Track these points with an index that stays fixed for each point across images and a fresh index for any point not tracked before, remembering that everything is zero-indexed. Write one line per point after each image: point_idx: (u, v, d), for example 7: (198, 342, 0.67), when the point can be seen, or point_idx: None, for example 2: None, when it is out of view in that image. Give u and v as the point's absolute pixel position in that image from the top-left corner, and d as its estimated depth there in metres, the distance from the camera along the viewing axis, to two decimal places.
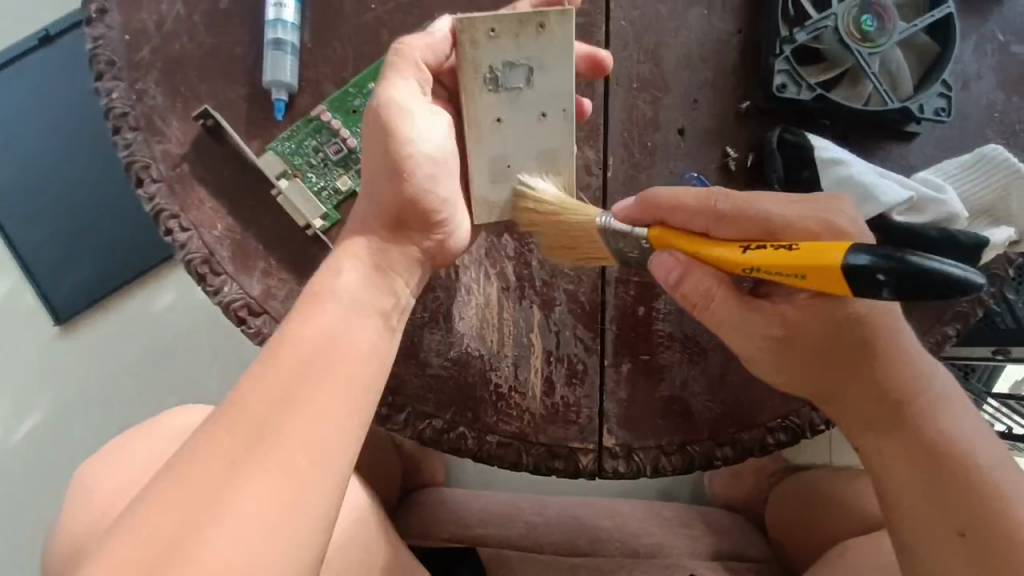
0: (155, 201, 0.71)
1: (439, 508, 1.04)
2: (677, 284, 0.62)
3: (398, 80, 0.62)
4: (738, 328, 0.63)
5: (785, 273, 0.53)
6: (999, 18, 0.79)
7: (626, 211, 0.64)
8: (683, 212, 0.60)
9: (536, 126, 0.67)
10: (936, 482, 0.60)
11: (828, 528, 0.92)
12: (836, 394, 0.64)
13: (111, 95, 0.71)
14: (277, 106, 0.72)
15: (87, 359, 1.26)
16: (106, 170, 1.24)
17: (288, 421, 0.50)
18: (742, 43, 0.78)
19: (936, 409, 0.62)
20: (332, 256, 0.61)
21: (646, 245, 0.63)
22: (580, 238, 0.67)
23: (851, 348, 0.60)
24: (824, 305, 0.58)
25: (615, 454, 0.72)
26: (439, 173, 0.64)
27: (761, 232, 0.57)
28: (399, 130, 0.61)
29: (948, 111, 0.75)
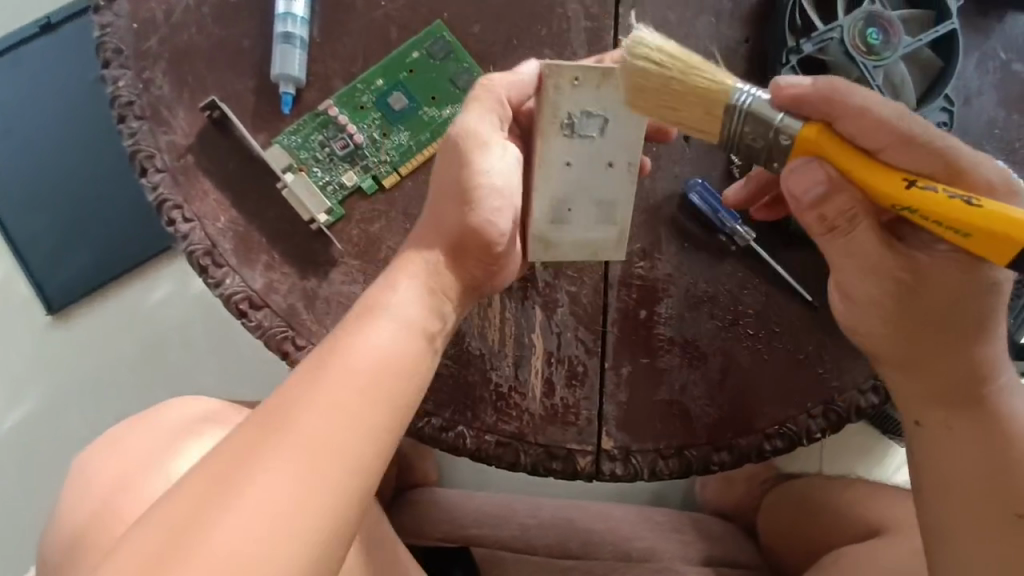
0: (159, 190, 0.70)
1: (431, 508, 1.02)
2: (812, 205, 0.56)
3: (478, 113, 0.62)
4: (863, 268, 0.59)
5: (952, 225, 0.50)
6: (1001, 35, 0.80)
7: (792, 92, 0.55)
8: (851, 121, 0.54)
9: (602, 174, 0.68)
10: (999, 468, 0.62)
11: (821, 536, 0.93)
12: (932, 364, 0.63)
13: (117, 83, 0.72)
14: (285, 99, 0.72)
15: (78, 349, 1.25)
16: (104, 158, 1.23)
17: (306, 422, 0.50)
18: (749, 53, 0.78)
19: (1007, 396, 0.64)
20: (392, 269, 0.61)
21: (784, 141, 0.56)
22: (695, 101, 0.56)
23: (958, 315, 0.60)
24: (965, 267, 0.57)
25: (613, 456, 0.72)
26: (505, 207, 0.63)
27: (938, 167, 0.53)
28: (471, 160, 0.61)
29: (950, 125, 0.76)
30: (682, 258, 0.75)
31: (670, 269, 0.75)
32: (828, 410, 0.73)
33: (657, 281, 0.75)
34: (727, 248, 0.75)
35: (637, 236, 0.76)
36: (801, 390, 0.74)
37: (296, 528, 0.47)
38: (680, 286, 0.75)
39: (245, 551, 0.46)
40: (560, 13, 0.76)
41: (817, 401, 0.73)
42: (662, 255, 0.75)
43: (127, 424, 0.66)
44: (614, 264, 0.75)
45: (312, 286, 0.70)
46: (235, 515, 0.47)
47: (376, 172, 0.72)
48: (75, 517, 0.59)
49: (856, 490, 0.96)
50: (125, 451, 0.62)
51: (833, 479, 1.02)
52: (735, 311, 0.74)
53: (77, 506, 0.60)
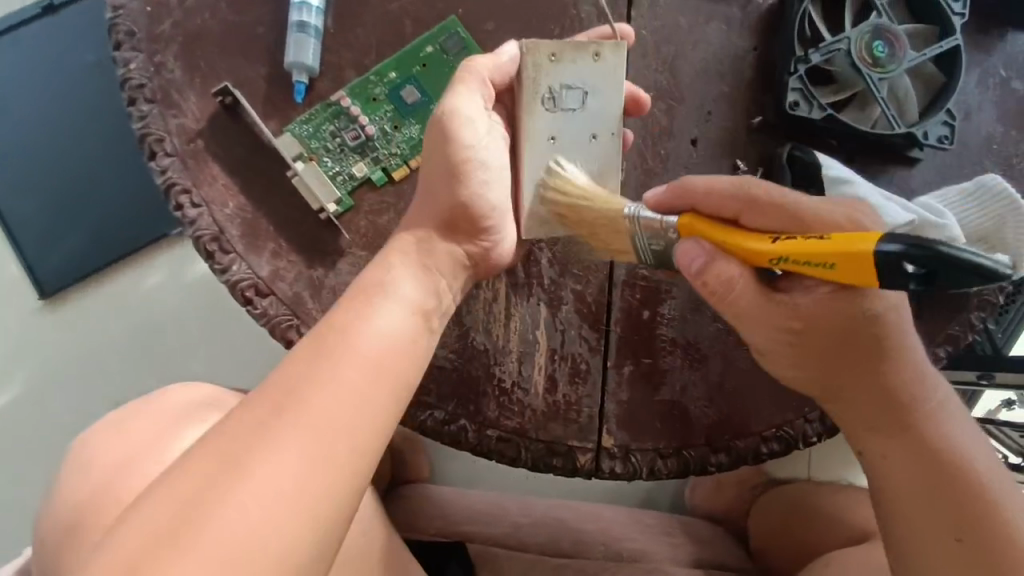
0: (167, 174, 0.70)
1: (424, 503, 1.03)
2: (700, 275, 0.59)
3: (463, 89, 0.64)
4: (758, 321, 0.61)
5: (813, 261, 0.52)
6: (1001, 53, 0.82)
7: (658, 199, 0.63)
8: (712, 203, 0.60)
9: (586, 147, 0.68)
10: (938, 491, 0.60)
11: (813, 539, 0.94)
12: (843, 393, 0.63)
13: (129, 66, 0.71)
14: (298, 88, 0.72)
15: (70, 335, 1.23)
16: (102, 142, 1.21)
17: (311, 401, 0.50)
18: (757, 61, 0.79)
19: (937, 416, 0.62)
20: (386, 249, 0.62)
21: (672, 234, 0.62)
22: (604, 226, 0.65)
23: (861, 344, 0.60)
24: (849, 298, 0.57)
25: (613, 455, 0.73)
26: (492, 180, 0.65)
27: (790, 224, 0.56)
28: (458, 136, 0.62)
29: (950, 139, 0.77)
30: None
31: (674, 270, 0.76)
32: (825, 415, 0.74)
33: (661, 281, 0.75)
34: None
35: None
36: (799, 394, 0.74)
37: (303, 508, 0.47)
38: (684, 288, 0.75)
39: (252, 531, 0.45)
40: (573, 13, 0.76)
41: (815, 405, 0.74)
42: None
43: (130, 407, 0.67)
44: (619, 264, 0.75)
45: (318, 275, 0.70)
46: (242, 495, 0.45)
47: (386, 164, 0.72)
48: (77, 496, 0.60)
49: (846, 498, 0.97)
50: (130, 433, 0.63)
51: (823, 485, 1.03)
52: None
53: (80, 486, 0.61)
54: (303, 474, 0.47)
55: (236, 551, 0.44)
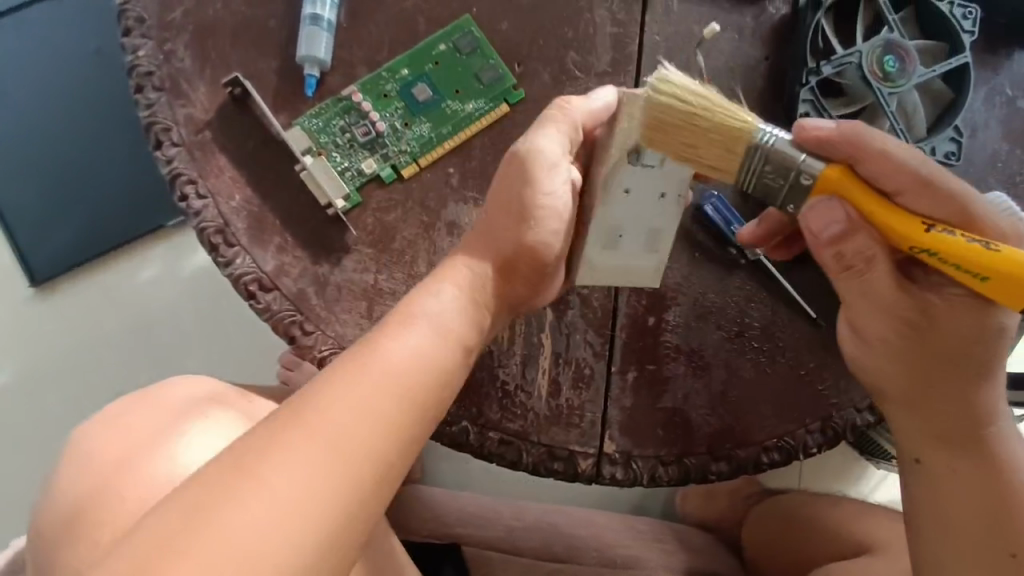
0: (173, 164, 0.69)
1: (415, 503, 1.00)
2: (828, 243, 0.55)
3: (552, 132, 0.62)
4: (874, 305, 0.59)
5: (971, 267, 0.51)
6: (1008, 73, 0.82)
7: (818, 135, 0.54)
8: (874, 164, 0.54)
9: (654, 205, 0.64)
10: (1001, 513, 0.62)
11: (804, 551, 0.96)
12: (938, 403, 0.63)
13: (137, 52, 0.71)
14: (309, 82, 0.72)
15: (61, 324, 1.22)
16: (100, 129, 1.20)
17: (336, 416, 0.48)
18: (768, 71, 0.80)
19: (1009, 437, 0.64)
20: (439, 270, 0.61)
21: (805, 182, 0.54)
22: (715, 148, 0.54)
23: (963, 357, 0.60)
24: (977, 311, 0.57)
25: (614, 461, 0.72)
26: (561, 230, 0.64)
27: (952, 215, 0.54)
28: (539, 180, 0.61)
29: (958, 155, 0.77)
30: (692, 269, 0.76)
31: (680, 277, 0.75)
32: (826, 426, 0.74)
33: (667, 289, 0.75)
34: (737, 261, 0.76)
35: None
36: (801, 405, 0.74)
37: (316, 524, 0.45)
38: (689, 295, 0.75)
39: (259, 541, 0.43)
40: (587, 17, 0.76)
41: (815, 416, 0.74)
42: (674, 263, 0.76)
43: (130, 400, 0.66)
44: None
45: (324, 272, 0.69)
46: (254, 502, 0.44)
47: (395, 161, 0.72)
48: (76, 489, 0.59)
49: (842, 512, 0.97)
50: (129, 427, 0.62)
51: (818, 497, 1.04)
52: (741, 323, 0.75)
53: (78, 479, 0.60)
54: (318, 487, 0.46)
55: (244, 562, 0.43)
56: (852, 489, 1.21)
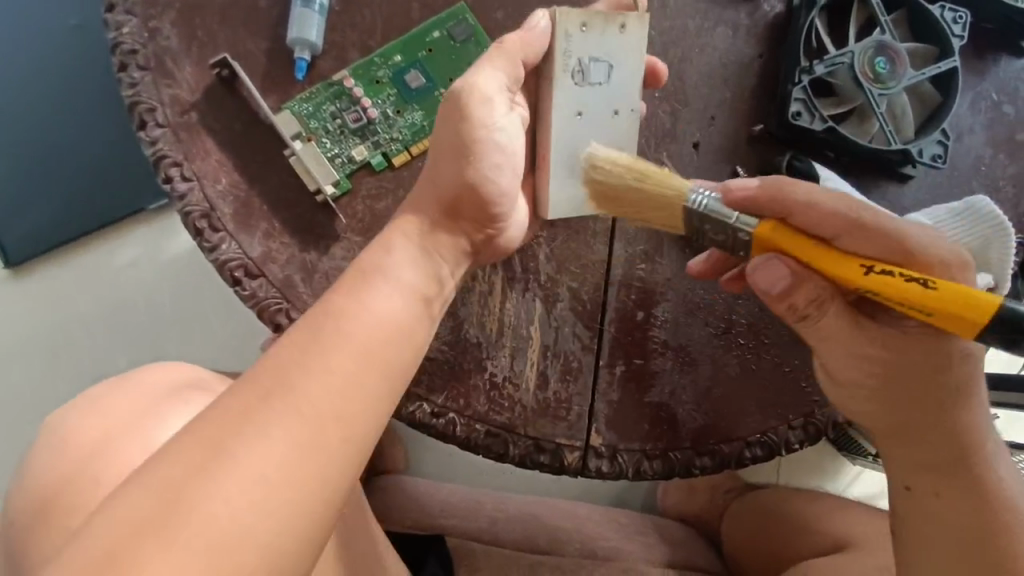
0: (157, 145, 0.68)
1: (398, 496, 1.01)
2: (783, 295, 0.57)
3: (488, 68, 0.60)
4: (848, 349, 0.60)
5: (914, 305, 0.52)
6: (994, 78, 0.83)
7: (743, 193, 0.58)
8: (802, 215, 0.57)
9: (608, 122, 0.67)
10: (974, 535, 0.62)
11: (782, 545, 0.97)
12: (914, 434, 0.63)
13: (121, 29, 0.69)
14: (299, 65, 0.70)
15: (36, 307, 1.19)
16: (77, 111, 1.16)
17: (305, 389, 0.47)
18: (761, 69, 0.80)
19: (993, 458, 0.63)
20: (387, 230, 0.58)
21: (743, 238, 0.59)
22: (654, 211, 0.61)
23: (942, 388, 0.60)
24: (941, 344, 0.57)
25: (600, 454, 0.72)
26: (505, 164, 0.62)
27: (896, 254, 0.55)
28: (477, 115, 0.59)
29: (944, 158, 0.78)
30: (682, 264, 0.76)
31: (669, 273, 0.76)
32: (808, 423, 0.75)
33: (655, 283, 0.75)
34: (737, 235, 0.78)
35: (640, 239, 0.76)
36: (786, 402, 0.75)
37: (290, 510, 0.44)
38: (678, 290, 0.76)
39: (240, 530, 0.42)
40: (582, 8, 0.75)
41: (798, 413, 0.75)
42: (663, 259, 0.76)
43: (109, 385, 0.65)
44: (615, 266, 0.75)
45: (312, 260, 0.68)
46: (236, 483, 0.43)
47: (386, 149, 0.71)
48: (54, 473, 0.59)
49: (819, 506, 1.00)
50: (106, 412, 0.61)
51: (796, 492, 1.06)
52: (728, 320, 0.75)
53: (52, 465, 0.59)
54: (296, 460, 0.45)
55: (218, 549, 0.41)
56: (829, 485, 1.24)
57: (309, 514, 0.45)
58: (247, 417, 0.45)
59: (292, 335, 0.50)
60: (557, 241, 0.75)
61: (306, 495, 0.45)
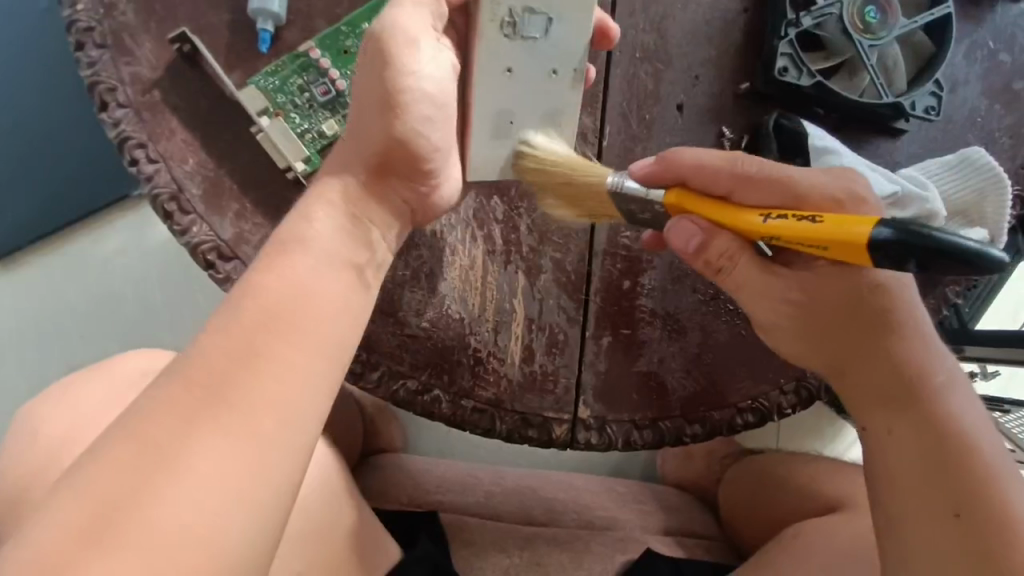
0: (121, 127, 0.65)
1: (396, 473, 1.01)
2: (698, 253, 0.59)
3: (411, 5, 0.58)
4: (761, 294, 0.61)
5: (808, 242, 0.52)
6: (990, 25, 0.80)
7: (645, 171, 0.61)
8: (700, 177, 0.58)
9: (543, 83, 0.62)
10: (936, 466, 0.58)
11: (778, 509, 0.96)
12: (851, 367, 0.63)
13: (76, 6, 0.66)
14: (263, 37, 0.68)
15: (25, 296, 1.18)
16: (67, 112, 1.05)
17: (242, 378, 0.45)
18: (746, 24, 0.77)
19: (946, 390, 0.60)
20: (306, 200, 0.57)
21: (658, 208, 0.60)
22: (580, 189, 0.62)
23: (863, 318, 0.60)
24: (852, 280, 0.59)
25: (589, 426, 0.71)
26: (436, 116, 0.60)
27: (789, 197, 0.57)
28: (400, 59, 0.56)
29: (938, 110, 0.76)
30: None
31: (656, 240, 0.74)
32: (799, 386, 0.73)
33: (641, 251, 0.74)
34: None
35: None
36: (776, 365, 0.73)
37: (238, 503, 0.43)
38: (665, 257, 0.74)
39: (190, 529, 0.41)
40: None
41: (788, 376, 0.73)
42: None
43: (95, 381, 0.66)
44: (600, 233, 0.74)
45: None
46: (183, 482, 0.42)
47: None
48: (47, 466, 0.60)
49: (814, 468, 0.99)
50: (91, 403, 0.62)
51: (795, 456, 1.05)
52: (716, 285, 0.74)
53: (46, 456, 0.60)
54: (238, 457, 0.44)
55: (165, 552, 0.40)
56: (827, 448, 1.23)
57: (263, 505, 0.44)
58: (184, 416, 0.43)
59: (218, 324, 0.47)
60: (538, 211, 0.73)
61: (258, 488, 0.44)
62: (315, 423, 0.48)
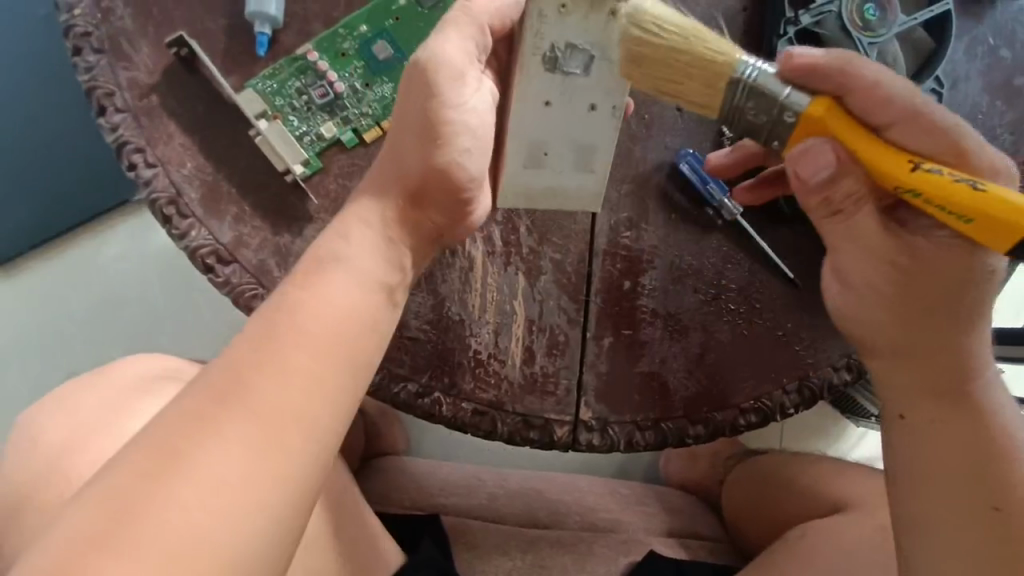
0: (119, 131, 0.65)
1: (398, 476, 1.00)
2: (820, 189, 0.54)
3: (455, 37, 0.56)
4: (864, 252, 0.57)
5: (951, 210, 0.49)
6: (990, 22, 0.80)
7: (801, 62, 0.53)
8: (862, 95, 0.53)
9: (582, 118, 0.63)
10: (979, 460, 0.59)
11: (782, 509, 0.96)
12: (923, 354, 0.60)
13: (73, 12, 0.66)
14: (260, 40, 0.68)
15: (26, 301, 1.18)
16: (70, 119, 1.06)
17: (258, 383, 0.45)
18: (745, 22, 0.77)
19: (991, 386, 0.61)
20: (343, 219, 0.56)
21: (789, 118, 0.54)
22: (691, 74, 0.54)
23: (948, 304, 0.58)
24: (970, 256, 0.55)
25: (591, 427, 0.70)
26: (474, 147, 0.58)
27: (946, 150, 0.53)
28: (444, 94, 0.55)
29: (938, 107, 0.75)
30: (669, 229, 0.74)
31: (656, 240, 0.74)
32: (803, 386, 0.73)
33: (642, 252, 0.73)
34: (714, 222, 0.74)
35: (624, 206, 0.74)
36: (780, 365, 0.73)
37: (252, 510, 0.43)
38: (665, 258, 0.73)
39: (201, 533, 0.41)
40: None
41: (792, 376, 0.73)
42: (648, 226, 0.74)
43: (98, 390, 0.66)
44: (600, 233, 0.73)
45: (285, 243, 0.66)
46: (194, 486, 0.42)
47: (357, 124, 0.68)
48: (50, 471, 0.59)
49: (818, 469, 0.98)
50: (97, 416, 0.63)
51: (799, 456, 1.05)
52: (718, 285, 0.73)
53: (48, 462, 0.60)
54: (252, 464, 0.43)
55: (177, 558, 0.40)
56: (831, 448, 1.22)
57: (274, 510, 0.44)
58: (199, 419, 0.44)
59: (246, 332, 0.48)
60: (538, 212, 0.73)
61: (267, 490, 0.43)
62: (332, 430, 0.47)
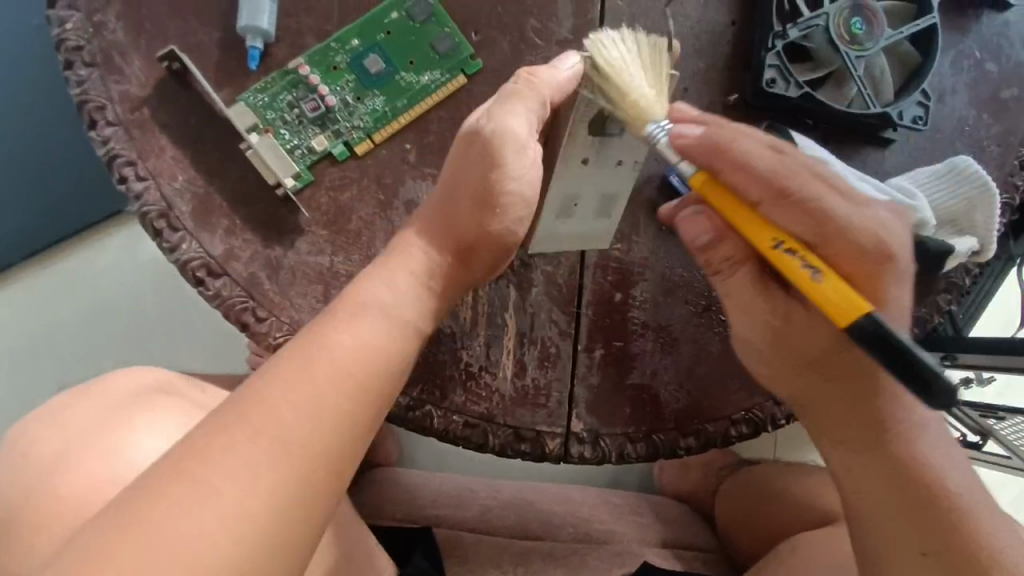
0: (110, 144, 0.65)
1: (390, 487, 1.00)
2: (701, 249, 0.61)
3: (521, 113, 0.59)
4: (740, 307, 0.61)
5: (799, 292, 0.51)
6: (976, 35, 0.80)
7: (688, 142, 0.56)
8: (732, 170, 0.55)
9: (612, 172, 0.66)
10: (905, 505, 0.58)
11: (776, 519, 0.96)
12: (825, 408, 0.61)
13: (65, 25, 0.67)
14: (252, 54, 0.68)
15: (16, 312, 1.17)
16: (63, 125, 1.05)
17: (273, 399, 0.47)
18: (734, 36, 0.77)
19: (919, 433, 0.59)
20: (388, 256, 0.58)
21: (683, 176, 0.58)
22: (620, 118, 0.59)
23: (851, 369, 0.58)
24: (834, 334, 0.58)
25: (582, 439, 0.71)
26: (527, 215, 0.62)
27: (812, 227, 0.54)
28: (508, 165, 0.58)
29: (925, 120, 0.76)
30: (658, 241, 0.74)
31: (647, 252, 0.74)
32: None
33: (632, 264, 0.74)
34: None
35: None
36: None
37: (249, 522, 0.43)
38: (656, 270, 0.74)
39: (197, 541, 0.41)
40: None
41: None
42: (639, 238, 0.74)
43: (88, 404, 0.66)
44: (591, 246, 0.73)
45: (276, 255, 0.66)
46: (193, 494, 0.42)
47: (348, 137, 0.69)
48: (36, 484, 0.59)
49: (811, 481, 0.98)
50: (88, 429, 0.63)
51: (792, 466, 1.05)
52: (708, 297, 0.74)
53: (35, 475, 0.60)
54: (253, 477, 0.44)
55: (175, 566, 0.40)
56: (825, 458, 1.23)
57: (270, 524, 0.43)
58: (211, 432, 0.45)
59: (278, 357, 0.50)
60: None
61: (263, 503, 0.43)
62: (330, 446, 0.47)
